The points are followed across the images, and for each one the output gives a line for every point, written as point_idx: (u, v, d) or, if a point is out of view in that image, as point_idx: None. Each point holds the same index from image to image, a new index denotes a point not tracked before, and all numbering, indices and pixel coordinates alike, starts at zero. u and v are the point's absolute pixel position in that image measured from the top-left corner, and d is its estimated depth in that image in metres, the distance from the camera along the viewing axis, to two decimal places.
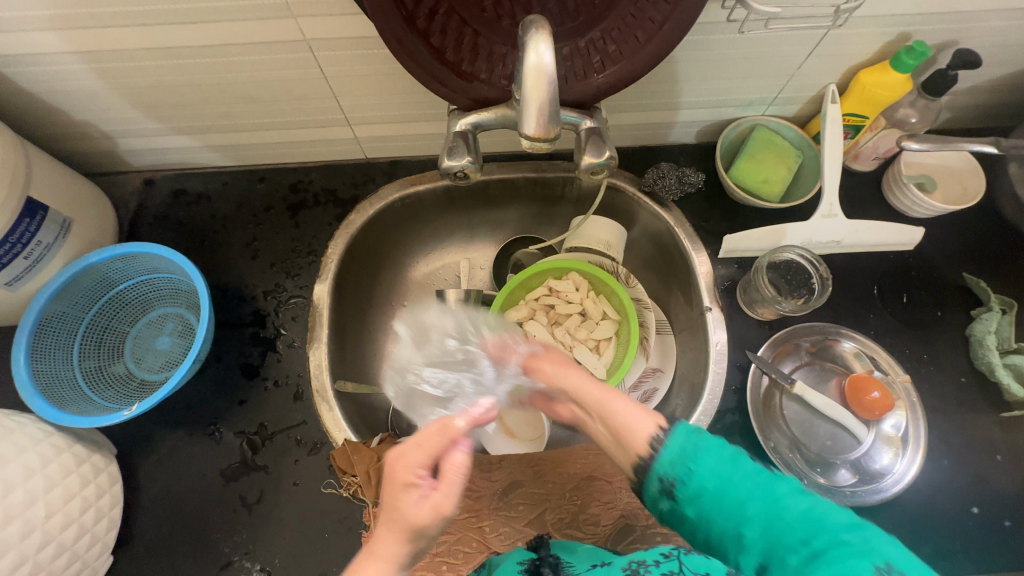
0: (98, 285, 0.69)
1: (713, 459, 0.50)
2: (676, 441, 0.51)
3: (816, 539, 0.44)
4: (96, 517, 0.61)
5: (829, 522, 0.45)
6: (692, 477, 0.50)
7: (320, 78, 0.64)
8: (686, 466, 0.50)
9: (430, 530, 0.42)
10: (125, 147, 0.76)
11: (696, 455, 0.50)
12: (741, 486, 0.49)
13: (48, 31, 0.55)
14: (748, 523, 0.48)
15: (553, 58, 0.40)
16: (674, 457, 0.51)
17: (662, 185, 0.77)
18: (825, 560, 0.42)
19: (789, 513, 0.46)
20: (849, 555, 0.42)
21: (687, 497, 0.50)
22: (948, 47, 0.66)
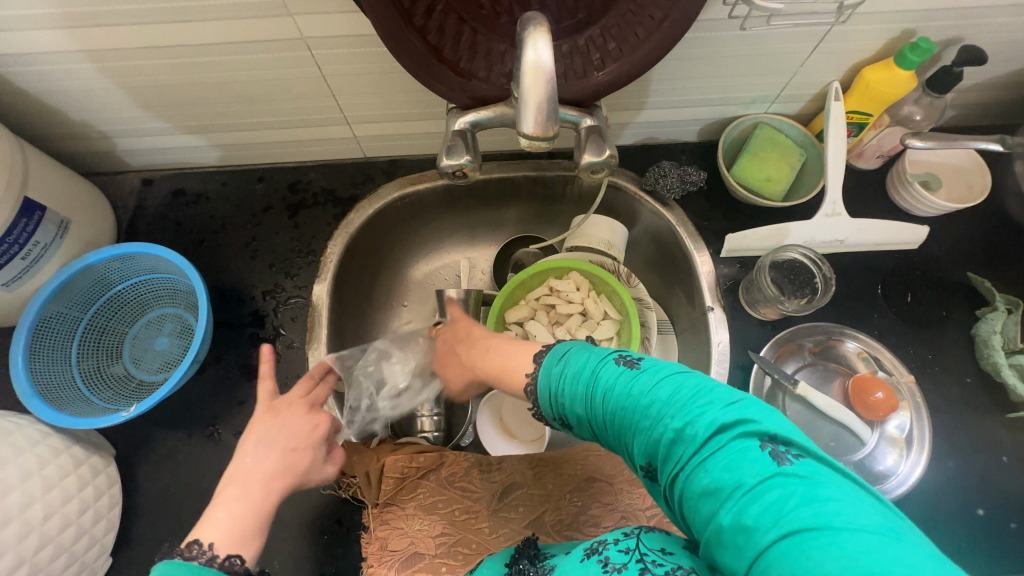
0: (97, 286, 0.69)
1: (584, 371, 0.45)
2: (546, 376, 0.48)
3: (693, 428, 0.37)
4: (94, 518, 0.61)
5: (704, 407, 0.38)
6: (569, 407, 0.46)
7: (319, 76, 0.63)
8: (562, 398, 0.46)
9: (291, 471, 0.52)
10: (124, 147, 0.75)
11: (569, 375, 0.46)
12: (610, 400, 0.43)
13: (54, 30, 0.55)
14: (639, 434, 0.41)
15: (552, 56, 0.40)
16: (552, 394, 0.47)
17: (664, 184, 0.77)
18: (718, 454, 0.36)
19: (663, 396, 0.40)
20: (734, 444, 0.36)
21: (576, 423, 0.46)
22: (953, 43, 0.65)
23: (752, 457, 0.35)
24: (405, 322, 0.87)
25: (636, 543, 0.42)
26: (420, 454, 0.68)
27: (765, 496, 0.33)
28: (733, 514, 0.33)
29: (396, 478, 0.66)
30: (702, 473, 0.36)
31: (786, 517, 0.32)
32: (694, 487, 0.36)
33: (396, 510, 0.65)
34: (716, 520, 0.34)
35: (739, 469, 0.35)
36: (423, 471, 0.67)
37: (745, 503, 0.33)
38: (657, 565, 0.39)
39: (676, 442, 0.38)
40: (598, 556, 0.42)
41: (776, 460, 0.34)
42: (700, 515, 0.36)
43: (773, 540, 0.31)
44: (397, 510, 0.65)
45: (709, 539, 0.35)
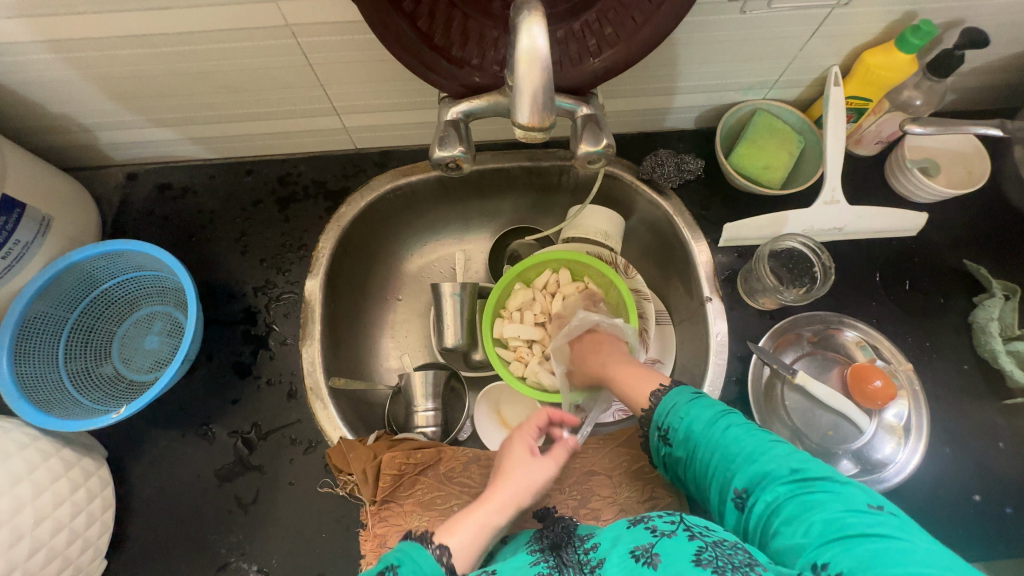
0: (83, 284, 0.67)
1: (704, 407, 0.58)
2: (670, 399, 0.60)
3: (805, 471, 0.52)
4: (87, 521, 0.60)
5: (813, 464, 0.53)
6: (676, 425, 0.59)
7: (306, 65, 0.61)
8: (680, 416, 0.59)
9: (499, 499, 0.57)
10: (106, 140, 0.73)
11: (691, 407, 0.59)
12: (730, 435, 0.55)
13: (8, 19, 0.52)
14: (746, 464, 0.53)
15: (547, 41, 0.38)
16: (670, 411, 0.60)
17: (660, 172, 0.76)
18: (824, 494, 0.49)
19: (784, 451, 0.53)
20: (839, 492, 0.50)
21: (677, 442, 0.59)
22: (954, 26, 0.64)
23: (859, 501, 0.48)
24: (400, 315, 0.85)
25: (681, 518, 0.51)
26: (418, 450, 0.67)
27: (861, 518, 0.47)
28: (827, 522, 0.47)
29: (394, 475, 0.65)
30: (805, 500, 0.49)
31: (879, 531, 0.45)
32: (793, 503, 0.50)
33: (395, 507, 0.65)
34: (812, 522, 0.48)
35: (843, 507, 0.48)
36: (421, 467, 0.66)
37: (841, 518, 0.47)
38: (704, 534, 0.48)
39: (786, 476, 0.51)
40: (645, 525, 0.50)
41: (874, 508, 0.48)
42: (794, 521, 0.49)
43: (854, 539, 0.45)
44: (396, 507, 0.65)
45: (794, 532, 0.48)
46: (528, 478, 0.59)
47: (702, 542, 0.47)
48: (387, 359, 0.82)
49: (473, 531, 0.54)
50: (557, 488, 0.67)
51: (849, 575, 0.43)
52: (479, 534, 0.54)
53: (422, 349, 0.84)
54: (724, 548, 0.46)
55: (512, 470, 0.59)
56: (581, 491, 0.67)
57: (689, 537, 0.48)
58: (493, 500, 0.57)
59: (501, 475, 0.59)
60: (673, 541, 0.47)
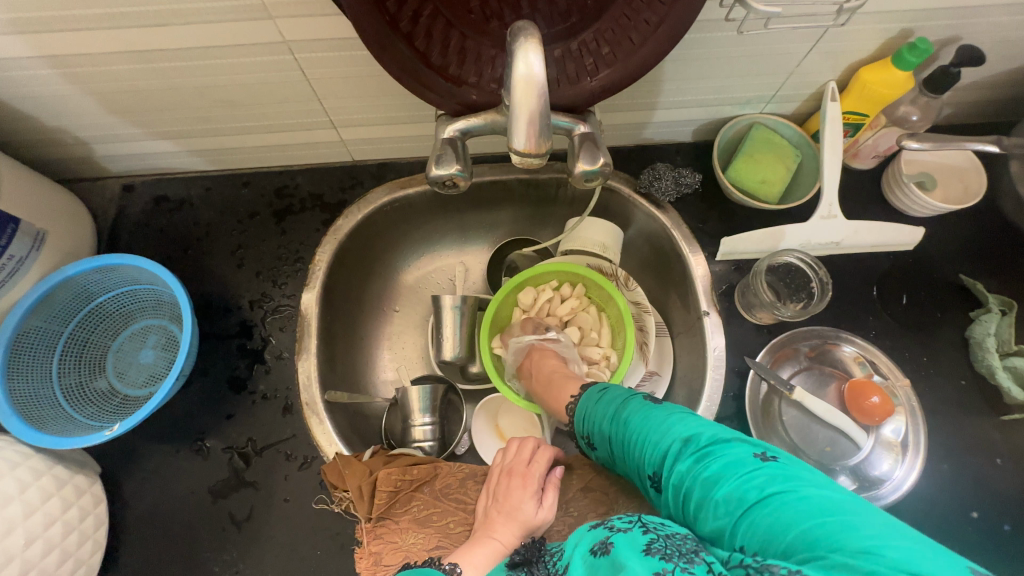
0: (77, 299, 0.67)
1: (611, 403, 0.60)
2: (583, 405, 0.63)
3: (696, 439, 0.51)
4: (79, 540, 0.60)
5: (705, 428, 0.52)
6: (593, 428, 0.61)
7: (303, 80, 0.61)
8: (593, 423, 0.61)
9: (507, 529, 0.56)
10: (102, 153, 0.73)
11: (596, 406, 0.61)
12: (631, 423, 0.56)
13: (4, 35, 0.52)
14: (648, 448, 0.53)
15: (544, 69, 0.38)
16: (584, 417, 0.63)
17: (658, 187, 0.75)
18: (719, 459, 0.48)
19: (673, 423, 0.53)
20: (734, 453, 0.48)
21: (599, 444, 0.61)
22: (951, 43, 0.64)
23: (743, 459, 0.47)
24: (397, 327, 0.85)
25: (639, 518, 0.47)
26: (414, 466, 0.67)
27: (754, 479, 0.45)
28: (732, 491, 0.45)
29: (389, 492, 0.64)
30: (703, 474, 0.48)
31: (774, 487, 0.43)
32: (699, 480, 0.48)
33: (390, 524, 0.64)
34: (716, 501, 0.46)
35: (735, 467, 0.47)
36: (416, 484, 0.66)
37: (738, 484, 0.45)
38: (658, 528, 0.45)
39: (682, 450, 0.51)
40: (605, 524, 0.47)
41: (761, 458, 0.47)
42: (706, 503, 0.47)
43: (764, 503, 0.43)
44: (391, 524, 0.64)
45: (708, 512, 0.47)
46: (528, 513, 0.58)
47: (655, 535, 0.44)
48: (384, 371, 0.82)
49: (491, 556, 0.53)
50: None
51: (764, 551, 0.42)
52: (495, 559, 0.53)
53: (418, 361, 0.84)
54: (675, 540, 0.43)
55: (510, 504, 0.59)
56: (578, 507, 0.67)
57: (643, 531, 0.45)
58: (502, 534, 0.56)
59: (500, 513, 0.58)
60: (626, 534, 0.44)
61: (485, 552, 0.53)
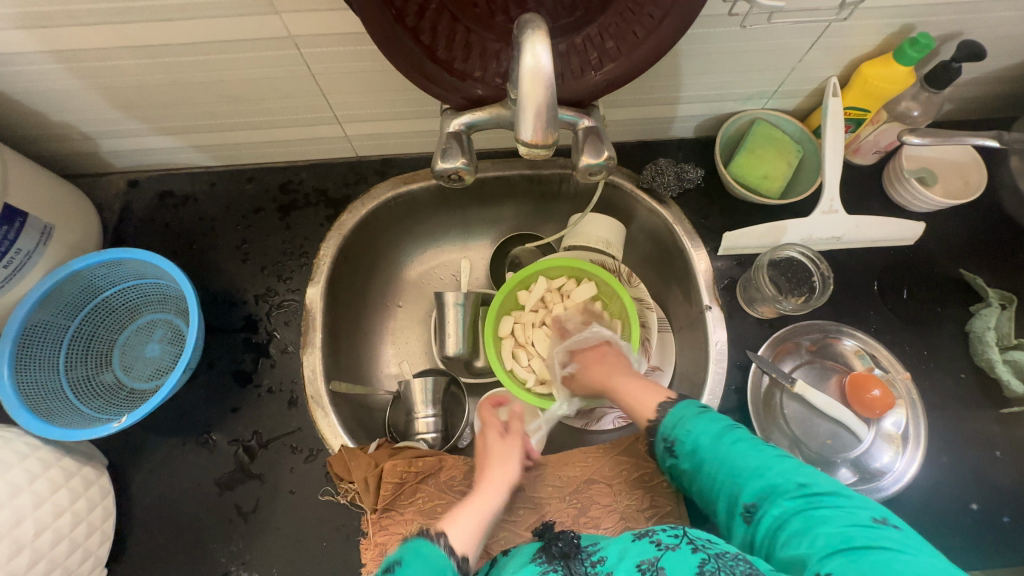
0: (83, 293, 0.68)
1: (712, 423, 0.59)
2: (678, 414, 0.61)
3: (813, 486, 0.52)
4: (87, 531, 0.60)
5: (819, 477, 0.54)
6: (684, 438, 0.60)
7: (308, 75, 0.62)
8: (685, 431, 0.60)
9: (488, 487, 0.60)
10: (108, 148, 0.73)
11: (697, 419, 0.60)
12: (736, 447, 0.57)
13: (13, 30, 0.52)
14: (751, 476, 0.55)
15: (551, 60, 0.39)
16: (677, 423, 0.61)
17: (660, 181, 0.77)
18: (830, 509, 0.50)
19: (789, 463, 0.55)
20: (846, 508, 0.50)
21: (683, 455, 0.60)
22: (952, 39, 0.64)
23: (856, 513, 0.49)
24: (401, 322, 0.85)
25: (685, 533, 0.52)
26: (419, 458, 0.68)
27: (862, 532, 0.47)
28: (829, 536, 0.48)
29: (394, 483, 0.65)
30: (808, 516, 0.50)
31: (884, 543, 0.46)
32: (800, 519, 0.50)
33: (395, 515, 0.65)
34: (817, 540, 0.48)
35: (848, 519, 0.49)
36: (421, 476, 0.67)
37: (845, 531, 0.48)
38: (706, 547, 0.50)
39: (794, 492, 0.52)
40: (651, 539, 0.52)
41: (877, 520, 0.49)
42: (801, 540, 0.49)
43: (860, 551, 0.46)
44: (396, 516, 0.65)
45: (800, 545, 0.49)
46: (505, 474, 0.62)
47: (705, 554, 0.49)
48: (387, 365, 0.82)
49: (477, 522, 0.56)
50: (558, 497, 0.68)
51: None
52: (479, 526, 0.56)
53: (421, 355, 0.84)
54: (726, 560, 0.48)
55: (489, 474, 0.62)
56: (581, 499, 0.67)
57: (692, 550, 0.49)
58: (482, 500, 0.59)
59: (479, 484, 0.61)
60: (677, 553, 0.49)
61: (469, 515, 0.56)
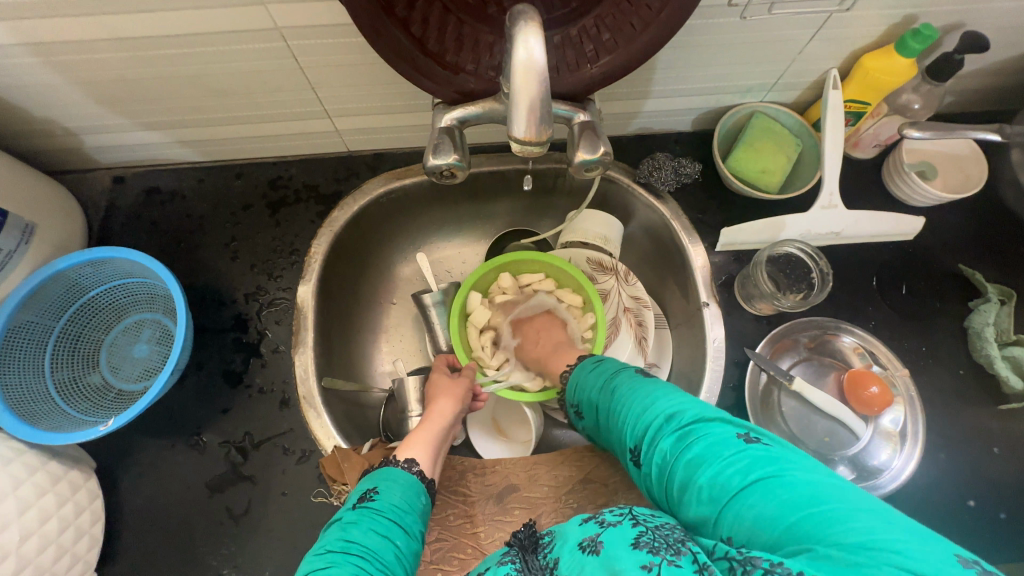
0: (68, 292, 0.66)
1: (602, 373, 0.62)
2: (577, 374, 0.66)
3: (679, 416, 0.51)
4: (75, 536, 0.59)
5: (690, 406, 0.51)
6: (584, 396, 0.63)
7: (296, 68, 0.60)
8: (581, 390, 0.64)
9: (437, 420, 0.66)
10: (92, 144, 0.72)
11: (589, 375, 0.64)
12: (618, 391, 0.57)
13: None
14: (632, 418, 0.54)
15: (544, 53, 0.37)
16: (578, 386, 0.65)
17: (658, 177, 0.74)
18: (700, 440, 0.48)
19: (661, 398, 0.53)
20: (716, 433, 0.48)
21: (586, 413, 0.63)
22: (955, 30, 0.63)
23: (726, 439, 0.47)
24: (394, 319, 0.84)
25: (629, 510, 0.46)
26: None
27: (731, 463, 0.45)
28: (712, 478, 0.45)
29: None
30: (686, 454, 0.47)
31: (754, 472, 0.43)
32: (681, 461, 0.47)
33: None
34: (700, 484, 0.45)
35: (718, 447, 0.46)
36: None
37: (721, 468, 0.45)
38: (647, 520, 0.44)
39: (664, 427, 0.51)
40: (596, 518, 0.46)
41: (743, 439, 0.47)
42: (687, 486, 0.46)
43: (751, 489, 0.42)
44: None
45: (689, 496, 0.46)
46: (447, 409, 0.68)
47: (644, 527, 0.43)
48: (381, 364, 0.81)
49: (429, 447, 0.63)
50: (553, 497, 0.67)
51: (750, 542, 0.40)
52: (432, 453, 0.63)
53: (416, 353, 0.83)
54: (664, 532, 0.43)
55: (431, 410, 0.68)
56: (577, 499, 0.67)
57: (632, 524, 0.44)
58: (428, 432, 0.65)
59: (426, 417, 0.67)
60: (617, 528, 0.43)
61: (422, 445, 0.63)
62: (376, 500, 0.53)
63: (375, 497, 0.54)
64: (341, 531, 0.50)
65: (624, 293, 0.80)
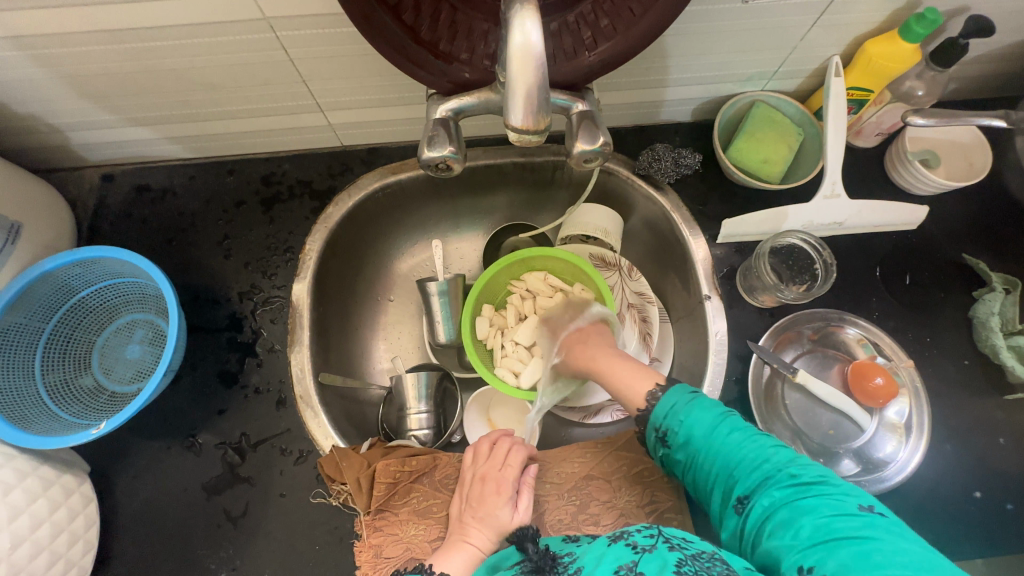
0: (58, 293, 0.65)
1: (704, 414, 0.54)
2: (670, 399, 0.56)
3: (803, 474, 0.49)
4: (69, 541, 0.58)
5: (813, 467, 0.50)
6: (670, 427, 0.55)
7: (286, 60, 0.58)
8: (680, 420, 0.55)
9: (490, 534, 0.56)
10: (79, 141, 0.70)
11: (690, 410, 0.55)
12: (734, 436, 0.53)
13: None
14: (746, 471, 0.51)
15: (541, 37, 0.36)
16: (666, 414, 0.55)
17: (658, 168, 0.74)
18: (814, 496, 0.47)
19: (785, 455, 0.51)
20: (834, 495, 0.47)
21: (673, 447, 0.56)
22: (959, 14, 0.61)
23: (844, 504, 0.46)
24: (392, 316, 0.83)
25: (660, 532, 0.49)
26: (413, 457, 0.66)
27: (848, 521, 0.44)
28: (816, 524, 0.45)
29: (389, 483, 0.63)
30: (797, 505, 0.46)
31: (864, 534, 0.43)
32: (788, 509, 0.47)
33: (389, 516, 0.63)
34: (801, 531, 0.45)
35: (837, 504, 0.46)
36: (415, 475, 0.65)
37: (829, 521, 0.44)
38: (682, 546, 0.46)
39: (782, 480, 0.49)
40: (626, 539, 0.48)
41: (865, 508, 0.46)
42: (784, 526, 0.46)
43: (839, 541, 0.43)
44: (391, 516, 0.63)
45: (783, 536, 0.46)
46: (502, 520, 0.57)
47: (681, 553, 0.45)
48: (379, 361, 0.80)
49: (471, 560, 0.54)
50: (555, 494, 0.66)
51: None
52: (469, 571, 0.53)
53: (414, 350, 0.82)
54: (703, 560, 0.44)
55: (485, 511, 0.58)
56: (580, 496, 0.66)
57: (668, 549, 0.46)
58: (478, 541, 0.55)
59: (479, 516, 0.58)
60: (653, 554, 0.45)
61: (460, 562, 0.53)
62: None
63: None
64: None
65: (627, 288, 0.79)
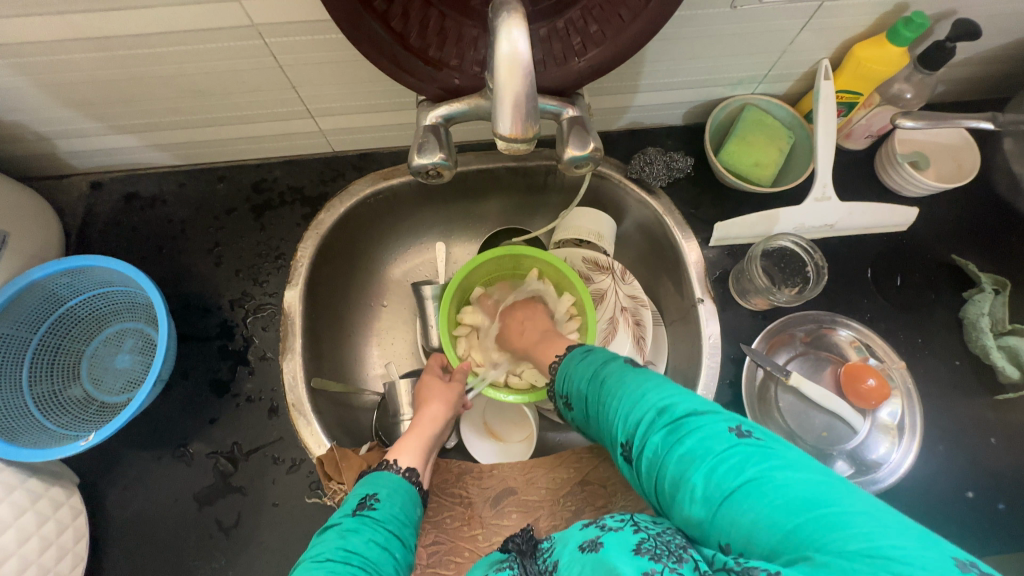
0: (46, 303, 0.64)
1: (592, 363, 0.59)
2: (567, 363, 0.62)
3: (674, 410, 0.47)
4: (57, 555, 0.57)
5: (684, 402, 0.48)
6: (574, 386, 0.59)
7: (275, 67, 0.58)
8: (573, 380, 0.59)
9: (431, 425, 0.65)
10: (67, 148, 0.69)
11: (579, 365, 0.60)
12: (608, 382, 0.54)
13: None
14: (624, 413, 0.50)
15: (528, 46, 0.36)
16: (566, 376, 0.61)
17: (650, 172, 0.73)
18: (696, 438, 0.44)
19: (653, 390, 0.50)
20: (712, 428, 0.44)
21: (576, 402, 0.59)
22: (947, 17, 0.62)
23: (717, 434, 0.43)
24: (385, 322, 0.83)
25: (632, 517, 0.45)
26: None
27: (731, 460, 0.41)
28: (708, 476, 0.41)
29: None
30: (679, 449, 0.44)
31: (749, 470, 0.40)
32: (671, 453, 0.45)
33: None
34: (695, 483, 0.42)
35: (711, 442, 0.43)
36: None
37: (713, 465, 0.42)
38: (648, 527, 0.42)
39: (656, 422, 0.47)
40: (596, 523, 0.44)
41: (737, 432, 0.43)
42: (680, 482, 0.43)
43: (733, 494, 0.39)
44: None
45: (684, 494, 0.42)
46: (438, 413, 0.66)
47: (645, 534, 0.41)
48: (373, 367, 0.80)
49: (419, 447, 0.62)
50: (550, 500, 0.66)
51: (747, 547, 0.37)
52: (422, 453, 0.62)
53: (408, 356, 0.82)
54: (666, 538, 0.41)
55: (426, 408, 0.67)
56: (575, 501, 0.66)
57: (634, 530, 0.42)
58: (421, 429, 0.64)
59: (421, 411, 0.67)
60: (617, 534, 0.41)
61: (413, 443, 0.62)
62: (376, 510, 0.52)
63: (374, 506, 0.52)
64: (339, 539, 0.48)
65: (621, 292, 0.78)
